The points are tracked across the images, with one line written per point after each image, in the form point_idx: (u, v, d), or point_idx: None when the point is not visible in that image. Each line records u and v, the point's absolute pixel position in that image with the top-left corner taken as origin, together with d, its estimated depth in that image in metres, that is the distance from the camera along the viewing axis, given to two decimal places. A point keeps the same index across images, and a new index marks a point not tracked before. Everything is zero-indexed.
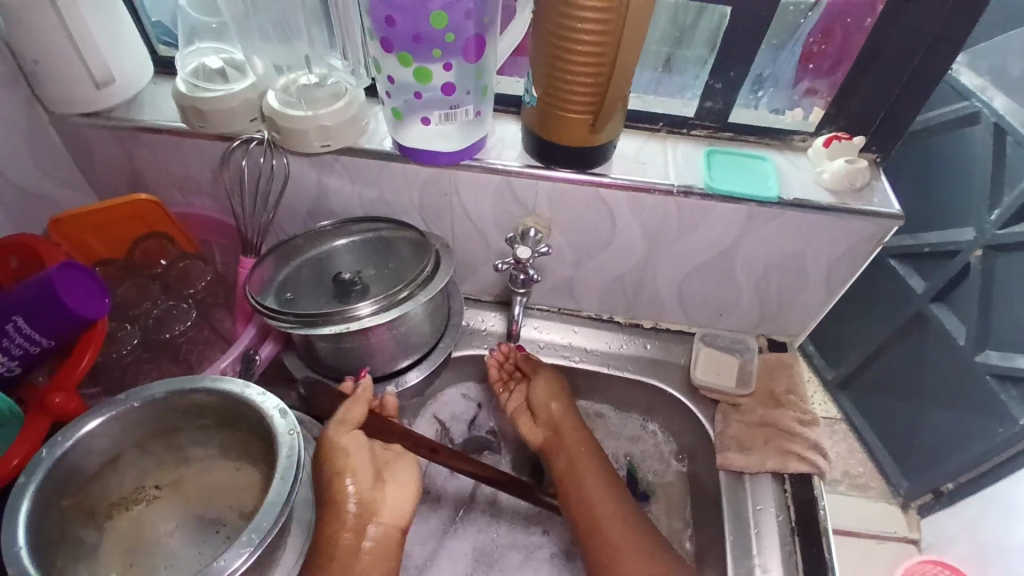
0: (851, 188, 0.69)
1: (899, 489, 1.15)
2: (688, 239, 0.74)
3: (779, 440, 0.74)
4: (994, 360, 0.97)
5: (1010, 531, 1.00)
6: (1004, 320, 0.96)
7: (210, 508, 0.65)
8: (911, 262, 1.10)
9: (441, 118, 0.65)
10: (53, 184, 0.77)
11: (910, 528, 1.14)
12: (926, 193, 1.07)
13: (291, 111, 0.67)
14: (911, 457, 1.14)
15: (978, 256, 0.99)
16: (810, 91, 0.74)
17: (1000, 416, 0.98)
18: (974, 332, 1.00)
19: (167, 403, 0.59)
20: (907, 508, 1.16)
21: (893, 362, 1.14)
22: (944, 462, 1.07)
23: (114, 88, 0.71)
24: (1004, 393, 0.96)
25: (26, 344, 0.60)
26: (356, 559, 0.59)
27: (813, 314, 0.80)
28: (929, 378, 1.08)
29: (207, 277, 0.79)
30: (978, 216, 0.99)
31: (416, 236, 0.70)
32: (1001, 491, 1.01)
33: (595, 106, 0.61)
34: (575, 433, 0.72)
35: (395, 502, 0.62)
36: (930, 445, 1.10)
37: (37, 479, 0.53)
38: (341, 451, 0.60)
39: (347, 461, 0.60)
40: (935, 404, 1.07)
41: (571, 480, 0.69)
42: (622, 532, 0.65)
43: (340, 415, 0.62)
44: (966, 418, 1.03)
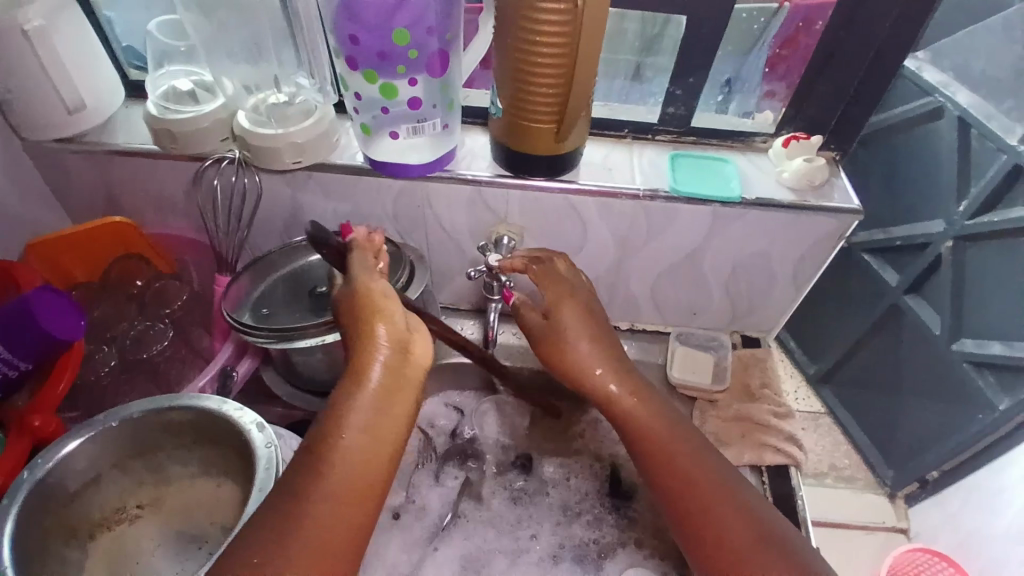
0: (810, 186, 0.71)
1: (885, 480, 1.12)
2: (656, 242, 0.75)
3: (755, 433, 0.76)
4: (970, 348, 0.94)
5: (995, 520, 0.96)
6: (980, 311, 0.93)
7: (191, 523, 0.63)
8: (885, 255, 1.08)
9: (409, 131, 0.67)
10: (26, 211, 0.77)
11: (898, 518, 1.11)
12: (893, 189, 1.06)
13: (262, 129, 0.68)
14: (893, 450, 1.10)
15: (948, 247, 0.97)
16: (769, 94, 0.76)
17: (979, 404, 0.94)
18: (949, 320, 0.97)
19: (146, 422, 0.59)
20: (894, 498, 1.12)
21: (868, 357, 1.12)
22: (925, 453, 1.05)
23: (85, 113, 0.72)
24: (982, 380, 0.93)
25: (4, 367, 0.60)
26: (384, 396, 0.50)
27: (783, 309, 0.82)
28: (906, 367, 1.06)
29: (184, 296, 0.79)
30: (948, 208, 0.97)
31: (390, 248, 0.72)
32: (982, 479, 0.98)
33: (558, 116, 0.63)
34: (645, 408, 0.61)
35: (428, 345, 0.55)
36: (910, 438, 1.07)
37: (19, 500, 0.53)
38: (374, 294, 0.54)
39: (380, 300, 0.54)
40: (912, 396, 1.05)
41: (661, 464, 0.58)
42: (645, 412, 0.61)
43: (365, 263, 0.57)
44: (942, 408, 1.01)
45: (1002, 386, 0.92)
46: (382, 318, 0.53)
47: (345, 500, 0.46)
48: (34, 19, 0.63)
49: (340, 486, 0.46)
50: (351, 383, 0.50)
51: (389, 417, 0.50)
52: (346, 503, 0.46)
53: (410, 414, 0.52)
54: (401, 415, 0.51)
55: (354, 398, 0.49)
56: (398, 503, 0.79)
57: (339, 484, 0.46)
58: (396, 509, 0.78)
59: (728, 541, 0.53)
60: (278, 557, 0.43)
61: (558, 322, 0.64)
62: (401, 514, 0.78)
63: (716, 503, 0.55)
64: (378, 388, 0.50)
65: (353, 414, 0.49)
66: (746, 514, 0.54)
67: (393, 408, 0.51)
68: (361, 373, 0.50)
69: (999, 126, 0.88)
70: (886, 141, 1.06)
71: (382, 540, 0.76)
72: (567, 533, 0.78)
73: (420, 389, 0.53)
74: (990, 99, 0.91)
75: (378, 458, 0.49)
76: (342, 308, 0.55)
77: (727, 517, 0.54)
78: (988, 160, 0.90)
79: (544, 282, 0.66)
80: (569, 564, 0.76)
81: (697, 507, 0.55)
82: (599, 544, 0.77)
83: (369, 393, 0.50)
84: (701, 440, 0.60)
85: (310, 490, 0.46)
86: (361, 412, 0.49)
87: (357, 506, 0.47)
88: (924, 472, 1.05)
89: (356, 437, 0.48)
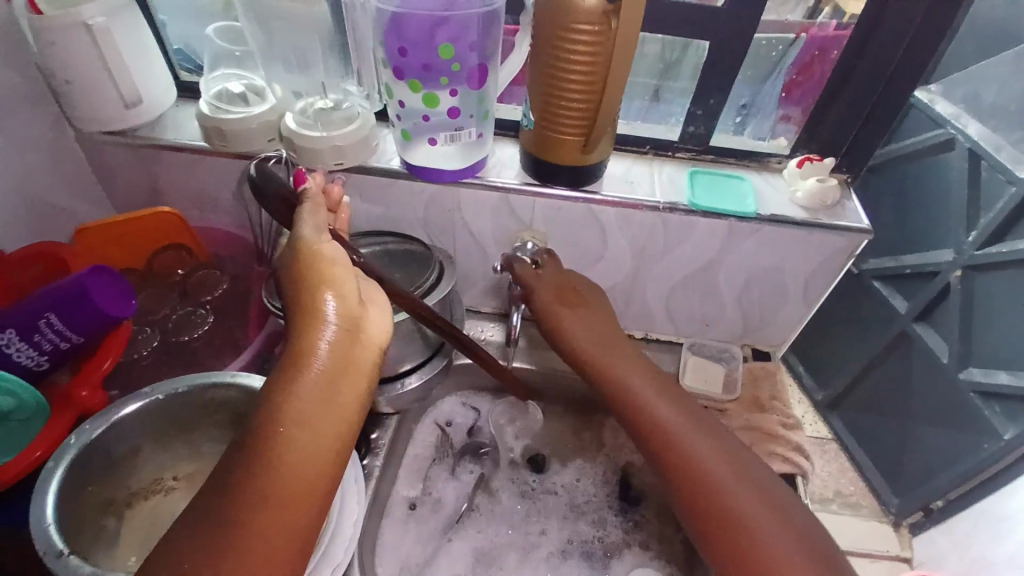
0: (822, 205, 0.75)
1: (889, 507, 1.04)
2: (674, 253, 0.79)
3: (765, 443, 0.77)
4: (977, 376, 0.92)
5: (999, 546, 0.88)
6: (986, 332, 0.91)
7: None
8: (894, 283, 1.06)
9: (446, 139, 0.72)
10: (74, 198, 0.82)
11: (902, 548, 1.00)
12: (906, 216, 1.05)
13: (308, 131, 0.72)
14: (902, 476, 1.03)
15: (958, 277, 0.95)
16: (784, 117, 0.81)
17: (985, 431, 0.90)
18: (956, 348, 0.95)
19: (191, 398, 0.61)
20: (898, 526, 1.03)
21: (882, 376, 1.08)
22: (934, 479, 0.98)
23: (140, 108, 0.77)
24: (988, 409, 0.90)
25: (57, 339, 0.62)
26: (334, 377, 0.48)
27: (795, 325, 0.85)
28: (916, 388, 1.02)
29: (223, 286, 0.82)
30: (957, 236, 0.95)
31: (420, 248, 0.77)
32: (986, 504, 0.92)
33: (586, 129, 0.67)
34: (654, 396, 0.66)
35: (378, 321, 0.54)
36: (920, 462, 1.01)
37: (65, 463, 0.55)
38: (322, 260, 0.52)
39: (329, 268, 0.52)
40: (924, 423, 1.00)
41: (682, 462, 0.60)
42: (652, 391, 0.66)
43: (315, 224, 0.55)
44: (953, 435, 0.96)
45: (1008, 415, 0.88)
46: (327, 286, 0.51)
47: (293, 492, 0.43)
48: (97, 16, 0.68)
49: (285, 479, 0.43)
50: (294, 364, 0.47)
51: (337, 400, 0.48)
52: (292, 495, 0.43)
53: (360, 397, 0.50)
54: (351, 399, 0.49)
55: (295, 379, 0.47)
56: (414, 495, 0.80)
57: (285, 478, 0.43)
58: (412, 501, 0.80)
59: (733, 501, 0.57)
60: (216, 560, 0.40)
61: (558, 309, 0.73)
62: (418, 505, 0.80)
63: (713, 481, 0.58)
64: (323, 369, 0.47)
65: (297, 398, 0.46)
66: (752, 486, 0.58)
67: (342, 392, 0.48)
68: (306, 353, 0.48)
69: (1008, 158, 0.88)
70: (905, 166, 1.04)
71: (397, 528, 0.77)
72: (574, 530, 0.80)
73: (371, 371, 0.51)
74: (999, 132, 0.91)
75: (326, 445, 0.46)
76: (286, 275, 0.52)
77: (730, 485, 0.57)
78: (997, 192, 0.89)
79: (527, 280, 0.75)
80: (577, 560, 0.78)
81: (699, 487, 0.58)
82: (606, 543, 0.79)
83: (313, 375, 0.47)
84: (704, 416, 0.65)
85: (253, 484, 0.42)
86: (306, 394, 0.46)
87: (302, 499, 0.44)
88: (929, 499, 0.98)
89: (299, 420, 0.45)
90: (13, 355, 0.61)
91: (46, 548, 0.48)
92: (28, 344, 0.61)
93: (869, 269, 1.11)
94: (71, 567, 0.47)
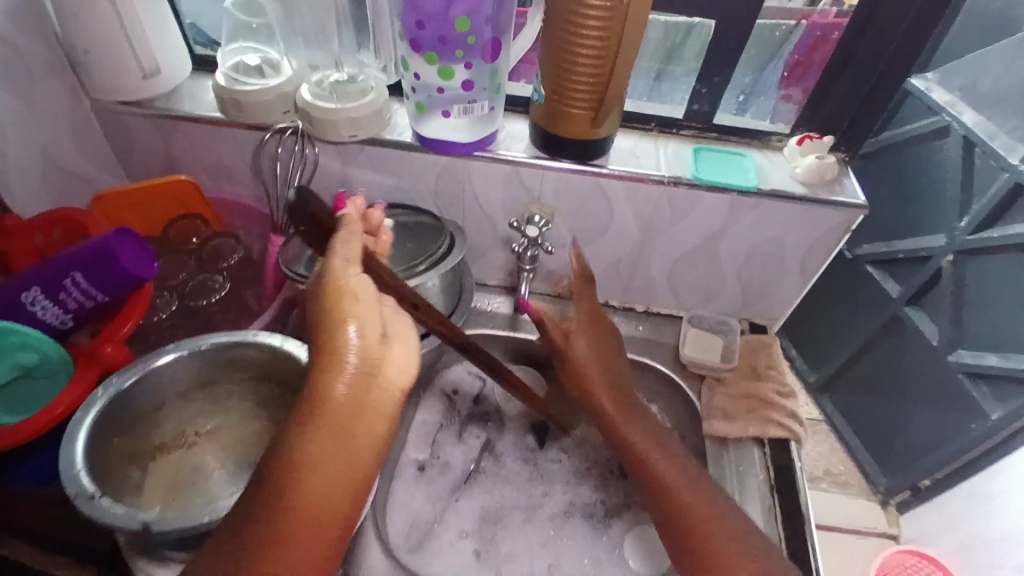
0: (822, 180, 0.78)
1: (878, 486, 1.43)
2: (679, 225, 0.81)
3: (761, 409, 0.81)
4: (968, 359, 1.20)
5: (994, 522, 1.19)
6: (975, 318, 1.19)
7: (247, 454, 0.66)
8: (887, 268, 1.37)
9: (460, 111, 0.73)
10: (90, 165, 0.84)
11: (889, 525, 1.41)
12: (907, 205, 1.33)
13: (324, 103, 0.74)
14: (892, 455, 1.40)
15: (949, 260, 1.23)
16: (786, 97, 0.83)
17: (974, 415, 1.21)
18: (948, 332, 1.24)
19: (215, 355, 0.63)
20: (887, 505, 1.43)
21: (868, 363, 1.42)
22: (924, 458, 1.33)
23: (158, 79, 0.78)
24: (978, 391, 1.20)
25: (82, 298, 0.64)
26: (350, 420, 0.45)
27: (793, 297, 0.88)
28: (907, 371, 1.34)
29: (239, 253, 0.84)
30: (950, 223, 1.23)
31: (432, 221, 0.79)
32: (972, 483, 1.26)
33: (596, 104, 0.70)
34: (660, 450, 0.66)
35: (403, 360, 0.48)
36: (910, 445, 1.35)
37: (91, 414, 0.56)
38: (350, 297, 0.48)
39: (354, 305, 0.48)
40: (924, 406, 1.31)
41: (681, 517, 0.60)
42: (660, 445, 0.66)
43: (345, 252, 0.49)
44: (944, 409, 1.27)
45: (994, 395, 1.18)
46: (350, 323, 0.47)
47: (304, 542, 0.43)
48: None
49: (295, 530, 0.42)
50: (306, 410, 0.45)
51: (353, 447, 0.45)
52: (302, 544, 0.42)
53: (379, 439, 0.47)
54: (367, 442, 0.46)
55: (303, 428, 0.44)
56: (423, 457, 0.84)
57: (294, 531, 0.42)
58: (422, 463, 0.84)
59: (725, 563, 0.57)
60: None
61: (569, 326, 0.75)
62: (427, 467, 0.83)
63: (711, 539, 0.58)
64: (335, 413, 0.45)
65: (308, 448, 0.44)
66: (747, 546, 0.58)
67: (356, 438, 0.45)
68: (318, 399, 0.44)
69: (1002, 145, 1.11)
70: (893, 165, 1.34)
71: (408, 487, 0.81)
72: (576, 493, 0.83)
73: (393, 412, 0.48)
74: (991, 122, 1.13)
75: (338, 496, 0.44)
76: (311, 307, 0.49)
77: (728, 548, 0.57)
78: (991, 177, 1.14)
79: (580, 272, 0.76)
80: (579, 520, 0.80)
81: (699, 541, 0.58)
82: (606, 505, 0.82)
83: (322, 422, 0.44)
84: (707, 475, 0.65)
85: (264, 536, 0.42)
86: (315, 444, 0.44)
87: (314, 547, 0.43)
88: (920, 478, 1.35)
89: (310, 471, 0.43)
90: (38, 313, 0.63)
91: (77, 491, 0.50)
92: (52, 302, 0.63)
93: (865, 255, 1.42)
94: (103, 509, 0.49)
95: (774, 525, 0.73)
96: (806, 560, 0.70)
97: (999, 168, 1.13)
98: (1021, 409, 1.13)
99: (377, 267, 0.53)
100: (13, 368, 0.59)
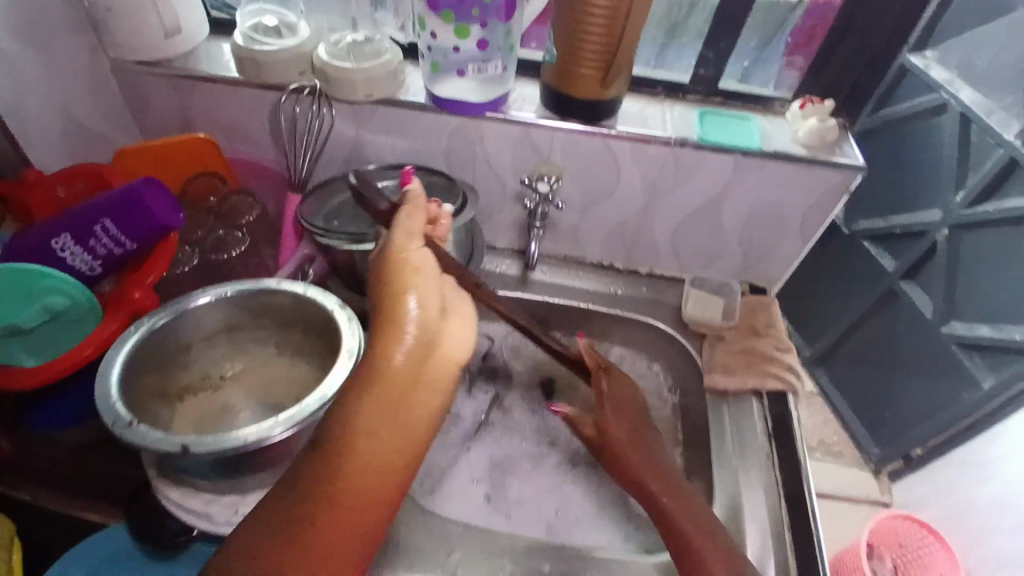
0: (822, 143, 0.80)
1: (871, 454, 1.64)
2: (684, 186, 0.84)
3: (760, 364, 0.85)
4: (960, 330, 1.41)
5: (988, 485, 1.32)
6: (969, 295, 1.39)
7: (273, 395, 0.71)
8: (883, 245, 1.60)
9: (475, 70, 0.76)
10: (109, 124, 0.86)
11: (881, 492, 1.60)
12: (900, 182, 1.54)
13: (338, 62, 0.77)
14: (883, 428, 1.62)
15: (945, 235, 1.43)
16: (788, 64, 0.86)
17: (968, 381, 1.39)
18: (940, 307, 1.45)
19: (240, 300, 0.66)
20: (880, 474, 1.63)
21: (864, 337, 1.65)
22: (916, 427, 1.53)
23: (178, 38, 0.80)
24: (972, 361, 1.39)
25: (113, 244, 0.67)
26: (406, 385, 0.49)
27: (792, 260, 0.91)
28: (900, 352, 1.56)
29: (256, 211, 0.86)
30: (944, 199, 1.43)
31: (446, 181, 0.81)
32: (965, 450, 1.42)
33: (606, 65, 0.72)
34: (694, 522, 0.53)
35: (458, 335, 0.55)
36: (901, 415, 1.57)
37: (125, 350, 0.59)
38: (409, 265, 0.57)
39: (409, 269, 0.57)
40: (910, 373, 1.53)
41: None
42: (690, 514, 0.54)
43: (406, 226, 0.60)
44: (940, 382, 1.46)
45: (985, 364, 1.37)
46: (410, 293, 0.54)
47: (358, 502, 0.45)
48: None
49: (350, 490, 0.45)
50: (368, 374, 0.49)
51: (408, 416, 0.48)
52: (355, 505, 0.45)
53: (430, 413, 0.50)
54: (422, 414, 0.49)
55: (363, 392, 0.48)
56: None
57: (350, 490, 0.45)
58: None
59: None
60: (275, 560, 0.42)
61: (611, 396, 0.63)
62: None
63: None
64: (394, 378, 0.49)
65: (369, 408, 0.48)
66: None
67: (410, 409, 0.49)
68: (380, 363, 0.49)
69: (998, 121, 1.29)
70: (891, 142, 1.54)
71: None
72: (583, 444, 0.87)
73: (444, 387, 0.52)
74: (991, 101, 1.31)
75: (392, 462, 0.47)
76: (375, 273, 0.58)
77: None
78: (986, 154, 1.33)
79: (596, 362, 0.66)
80: (586, 468, 0.84)
81: None
82: None
83: (382, 387, 0.48)
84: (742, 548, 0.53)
85: (320, 493, 0.44)
86: (375, 406, 0.48)
87: (368, 509, 0.45)
88: (913, 445, 1.54)
89: (368, 433, 0.47)
90: (67, 258, 0.65)
91: (115, 418, 0.52)
92: (82, 248, 0.66)
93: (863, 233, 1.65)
94: (140, 435, 0.51)
95: (773, 471, 0.76)
96: (802, 501, 0.73)
97: (995, 144, 1.30)
98: (1010, 377, 1.31)
99: (436, 249, 0.62)
100: (42, 311, 0.62)
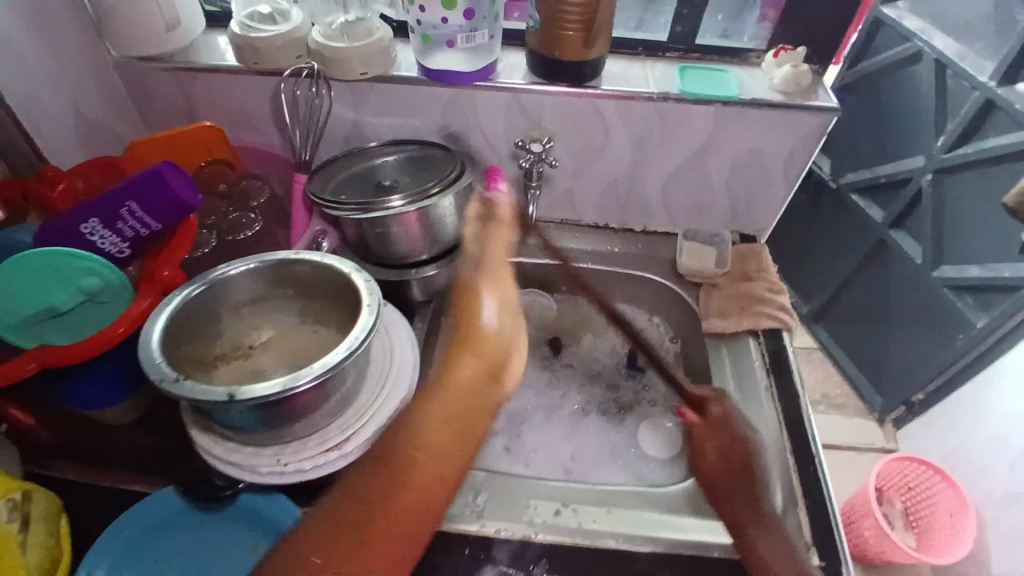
0: (797, 89, 0.84)
1: (873, 404, 1.69)
2: (670, 140, 0.88)
3: (753, 306, 0.89)
4: (950, 272, 1.45)
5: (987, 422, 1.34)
6: (956, 236, 1.43)
7: (301, 355, 0.70)
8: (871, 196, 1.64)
9: (463, 40, 0.79)
10: (115, 120, 0.89)
11: (887, 439, 1.63)
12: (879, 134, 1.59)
13: (334, 42, 0.80)
14: (881, 376, 1.67)
15: (927, 179, 1.47)
16: (762, 16, 0.89)
17: (962, 325, 1.42)
18: (930, 251, 1.49)
19: (261, 273, 0.71)
20: (883, 422, 1.67)
21: (858, 290, 1.70)
22: (913, 372, 1.57)
23: (178, 31, 0.84)
24: (963, 302, 1.42)
25: (139, 225, 0.70)
26: (461, 389, 0.68)
27: (777, 206, 0.95)
28: (892, 301, 1.61)
29: (265, 194, 0.90)
30: (927, 147, 1.47)
31: (442, 151, 0.85)
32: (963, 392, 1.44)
33: (587, 24, 0.77)
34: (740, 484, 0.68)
35: (519, 366, 0.73)
36: (899, 363, 1.61)
37: (162, 317, 0.63)
38: (501, 276, 0.80)
39: (500, 275, 0.81)
40: (901, 318, 1.59)
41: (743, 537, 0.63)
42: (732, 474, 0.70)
43: (499, 246, 0.82)
44: (938, 328, 1.49)
45: (976, 304, 1.40)
46: (496, 297, 0.78)
47: (408, 510, 0.57)
48: None
49: (407, 492, 0.58)
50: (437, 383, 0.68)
51: (461, 428, 0.64)
52: (406, 513, 0.57)
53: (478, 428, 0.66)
54: (472, 426, 0.65)
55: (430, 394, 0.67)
56: None
57: (407, 494, 0.58)
58: None
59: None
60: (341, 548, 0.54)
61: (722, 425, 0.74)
62: None
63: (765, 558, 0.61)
64: (453, 390, 0.67)
65: (443, 395, 0.67)
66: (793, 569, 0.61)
67: (464, 429, 0.64)
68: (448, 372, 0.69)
69: (971, 66, 1.33)
70: (870, 95, 1.59)
71: None
72: (591, 394, 0.91)
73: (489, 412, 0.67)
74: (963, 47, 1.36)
75: (443, 467, 0.61)
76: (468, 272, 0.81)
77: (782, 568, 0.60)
78: (961, 98, 1.37)
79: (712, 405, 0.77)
80: (597, 417, 0.89)
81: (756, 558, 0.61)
82: (619, 402, 0.90)
83: (446, 393, 0.67)
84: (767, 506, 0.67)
85: (385, 492, 0.58)
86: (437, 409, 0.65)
87: (419, 517, 0.57)
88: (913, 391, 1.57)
89: (427, 438, 0.62)
90: (98, 241, 0.69)
91: (161, 376, 0.55)
92: (110, 230, 0.70)
93: (849, 186, 1.68)
94: (186, 388, 0.54)
95: (772, 402, 0.81)
96: (801, 426, 0.77)
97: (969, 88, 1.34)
98: (1002, 312, 1.33)
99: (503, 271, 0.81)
100: (77, 292, 0.66)
